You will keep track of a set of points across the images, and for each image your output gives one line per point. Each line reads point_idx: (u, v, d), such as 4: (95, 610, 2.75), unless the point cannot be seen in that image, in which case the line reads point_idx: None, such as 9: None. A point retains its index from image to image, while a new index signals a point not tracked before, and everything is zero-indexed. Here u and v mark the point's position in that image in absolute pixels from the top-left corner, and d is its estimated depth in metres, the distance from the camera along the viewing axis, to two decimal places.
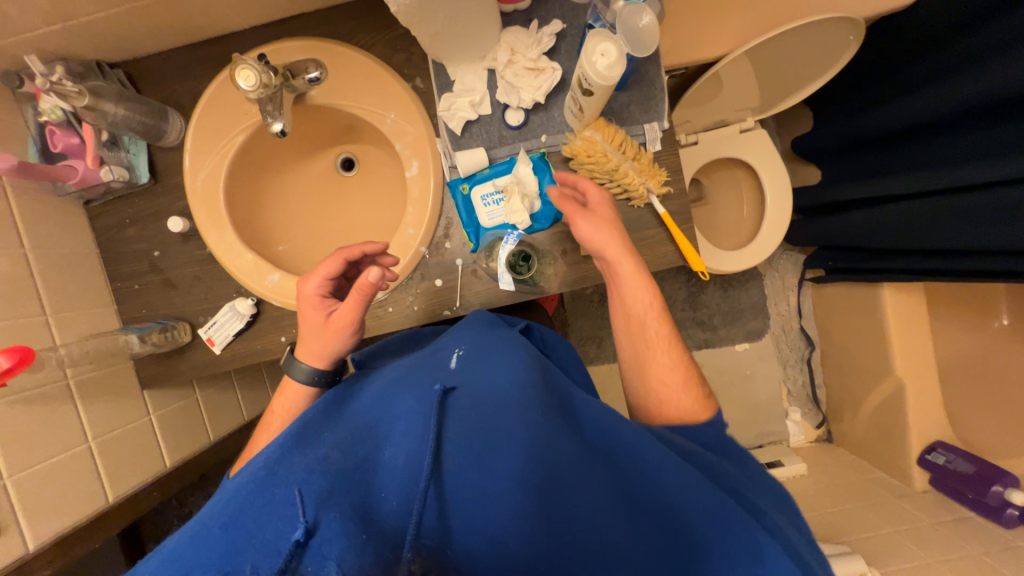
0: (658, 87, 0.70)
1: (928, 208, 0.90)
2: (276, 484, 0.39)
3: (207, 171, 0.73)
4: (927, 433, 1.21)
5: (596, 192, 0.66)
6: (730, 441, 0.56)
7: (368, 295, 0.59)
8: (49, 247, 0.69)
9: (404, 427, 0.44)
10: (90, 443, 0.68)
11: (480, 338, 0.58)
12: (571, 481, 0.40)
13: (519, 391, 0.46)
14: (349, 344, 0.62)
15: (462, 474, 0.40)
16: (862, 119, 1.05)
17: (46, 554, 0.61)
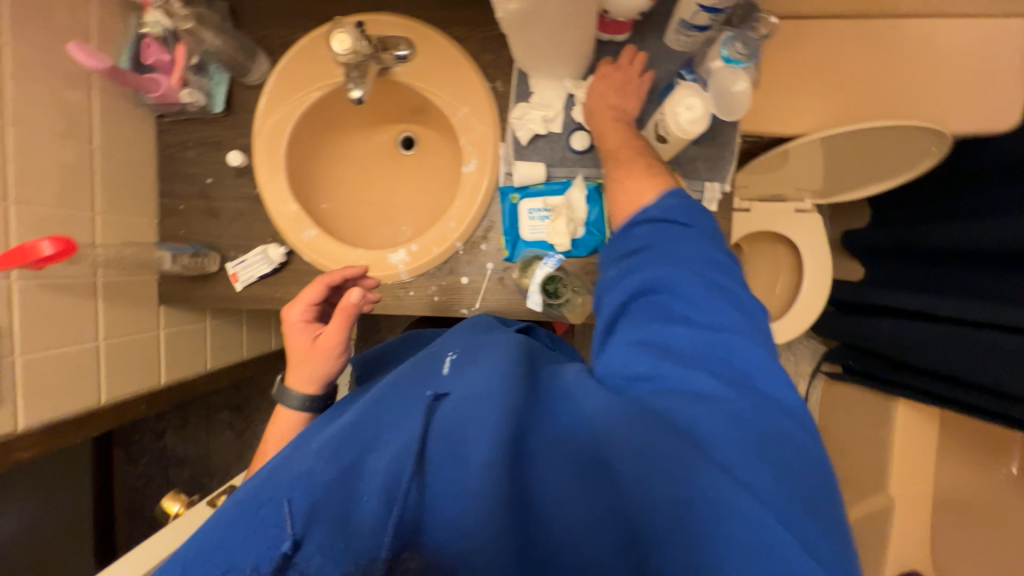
0: (729, 149, 0.70)
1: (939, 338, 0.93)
2: (260, 502, 0.38)
3: (278, 117, 0.75)
4: (904, 560, 1.17)
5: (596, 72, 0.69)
6: (725, 277, 0.47)
7: (350, 315, 0.60)
8: (115, 151, 0.72)
9: (393, 430, 0.42)
10: (100, 343, 0.70)
11: (474, 338, 0.55)
12: (552, 473, 0.38)
13: (506, 381, 0.42)
14: (337, 366, 0.62)
15: (442, 471, 0.39)
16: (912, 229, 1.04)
17: (31, 436, 0.63)
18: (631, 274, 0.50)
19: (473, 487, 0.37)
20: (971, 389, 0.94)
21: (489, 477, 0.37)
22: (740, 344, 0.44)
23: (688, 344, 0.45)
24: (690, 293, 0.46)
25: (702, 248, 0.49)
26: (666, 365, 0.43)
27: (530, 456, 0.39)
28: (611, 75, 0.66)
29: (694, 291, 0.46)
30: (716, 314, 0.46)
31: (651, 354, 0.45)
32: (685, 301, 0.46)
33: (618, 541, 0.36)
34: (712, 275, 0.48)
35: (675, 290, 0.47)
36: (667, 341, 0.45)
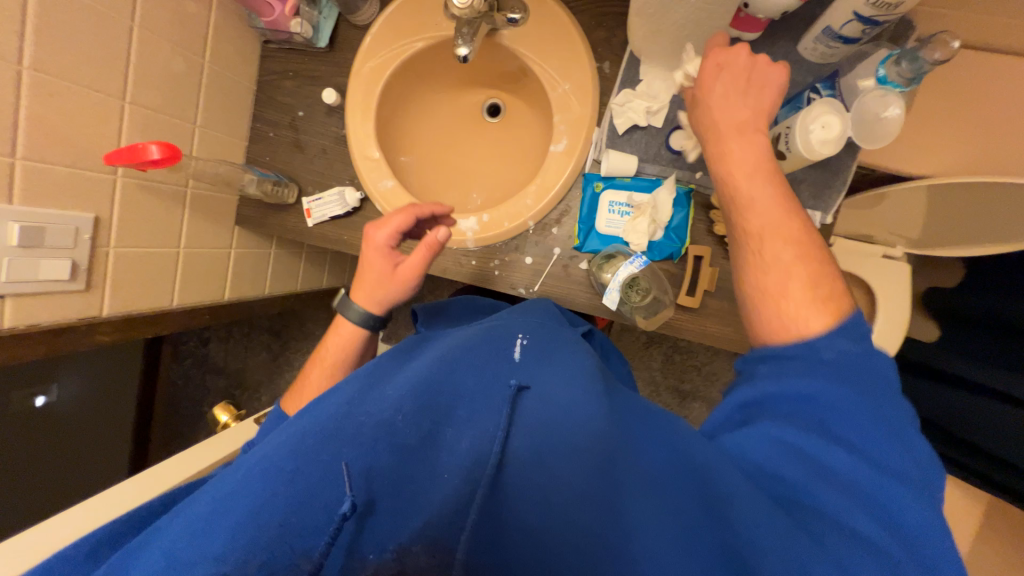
0: (841, 178, 0.65)
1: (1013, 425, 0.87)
2: (341, 439, 0.42)
3: (377, 62, 0.75)
4: None
5: (739, 52, 0.55)
6: (889, 396, 0.44)
7: (433, 253, 0.66)
8: (220, 69, 0.74)
9: (468, 412, 0.46)
10: (179, 250, 0.74)
11: (546, 342, 0.58)
12: (650, 540, 0.37)
13: (600, 412, 0.44)
14: (403, 296, 0.69)
15: (523, 483, 0.41)
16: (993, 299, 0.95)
17: (114, 323, 0.67)
18: (783, 376, 0.47)
19: (563, 523, 0.38)
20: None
21: (582, 518, 0.38)
22: (908, 496, 0.39)
23: (845, 467, 0.40)
24: (844, 397, 0.43)
25: (888, 374, 0.45)
26: (792, 462, 0.41)
27: (615, 493, 0.39)
28: (733, 63, 0.55)
29: (851, 399, 0.43)
30: (879, 447, 0.41)
31: (788, 456, 0.42)
32: (841, 417, 0.43)
33: None
34: (879, 402, 0.43)
35: (826, 395, 0.44)
36: (817, 454, 0.41)
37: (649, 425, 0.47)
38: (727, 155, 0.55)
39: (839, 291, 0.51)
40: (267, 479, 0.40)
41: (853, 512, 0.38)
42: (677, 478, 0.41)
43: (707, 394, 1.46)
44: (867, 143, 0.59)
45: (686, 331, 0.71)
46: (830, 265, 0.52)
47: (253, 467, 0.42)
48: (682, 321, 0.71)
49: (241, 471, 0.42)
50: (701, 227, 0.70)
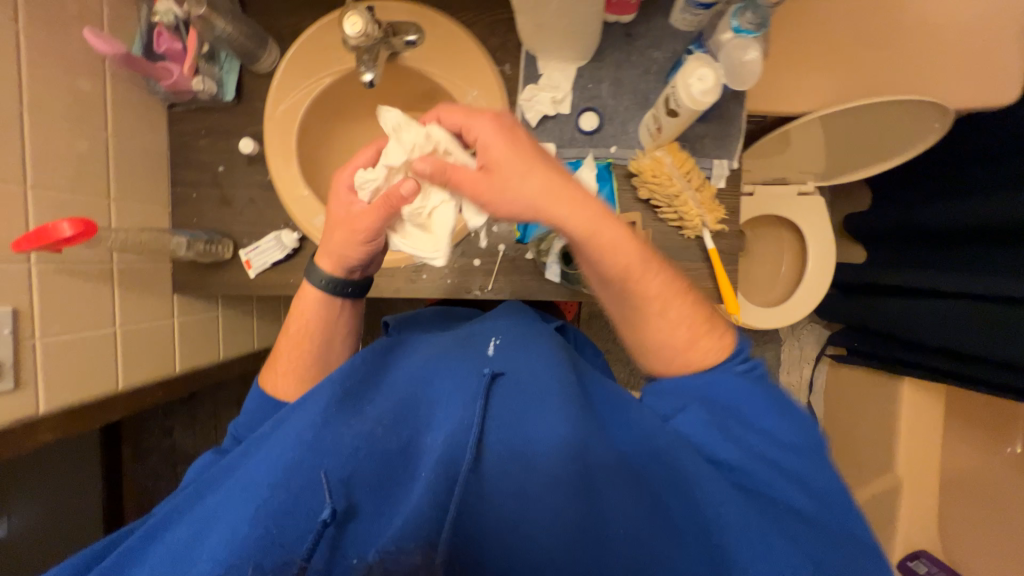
0: (736, 126, 0.72)
1: (935, 312, 0.96)
2: (319, 458, 0.49)
3: (289, 103, 0.76)
4: (914, 539, 1.19)
5: (482, 126, 0.55)
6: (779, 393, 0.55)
7: (390, 206, 0.57)
8: (127, 139, 0.73)
9: (443, 415, 0.54)
10: (116, 328, 0.71)
11: (516, 331, 0.65)
12: (612, 511, 0.45)
13: (564, 392, 0.53)
14: (357, 254, 0.62)
15: (498, 475, 0.47)
16: (914, 210, 1.05)
17: (52, 420, 0.62)
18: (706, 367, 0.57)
19: (535, 505, 0.45)
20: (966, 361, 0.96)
21: (556, 501, 0.45)
22: (807, 465, 0.49)
23: (760, 443, 0.50)
24: (749, 391, 0.53)
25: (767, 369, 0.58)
26: (721, 442, 0.50)
27: (588, 475, 0.47)
28: (488, 141, 0.54)
29: (760, 392, 0.54)
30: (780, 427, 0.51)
31: (716, 434, 0.51)
32: (751, 407, 0.53)
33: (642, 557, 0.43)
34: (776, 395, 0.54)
35: (742, 390, 0.53)
36: (739, 432, 0.51)
37: (615, 409, 0.55)
38: (594, 231, 0.55)
39: (713, 326, 0.59)
40: (254, 494, 0.47)
41: (768, 476, 0.48)
42: (634, 456, 0.49)
43: None
44: (734, 87, 0.66)
45: None
46: (700, 303, 0.59)
47: (236, 487, 0.48)
48: None
49: (236, 484, 0.49)
50: (629, 196, 0.74)
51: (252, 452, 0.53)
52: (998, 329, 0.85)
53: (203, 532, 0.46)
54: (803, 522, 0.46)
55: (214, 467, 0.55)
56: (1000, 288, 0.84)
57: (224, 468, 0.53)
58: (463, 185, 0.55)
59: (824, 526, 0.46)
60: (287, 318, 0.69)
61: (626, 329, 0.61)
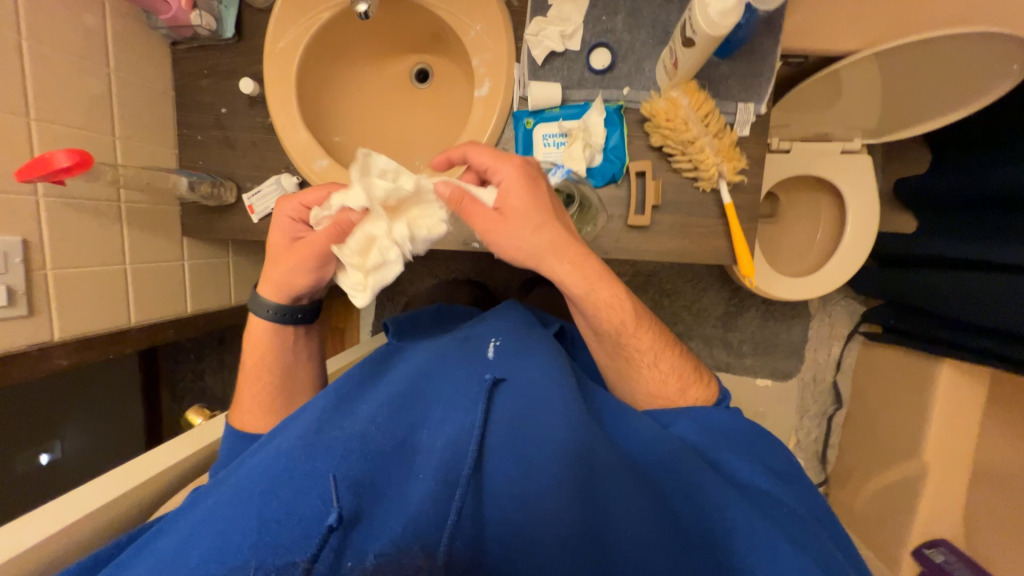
0: (767, 65, 0.64)
1: (981, 285, 0.86)
2: (322, 453, 0.54)
3: (288, 39, 0.73)
4: (935, 527, 1.14)
5: (509, 170, 0.61)
6: (739, 417, 0.70)
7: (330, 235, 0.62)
8: (130, 77, 0.73)
9: (442, 419, 0.62)
10: (126, 266, 0.73)
11: (511, 339, 0.75)
12: (605, 509, 0.53)
13: (559, 396, 0.63)
14: (294, 278, 0.68)
15: (500, 473, 0.55)
16: (978, 171, 0.92)
17: (68, 345, 0.66)
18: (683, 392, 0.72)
19: (537, 508, 0.52)
20: (993, 338, 0.89)
21: (557, 503, 0.52)
22: (764, 459, 0.65)
23: (723, 449, 0.64)
24: (726, 416, 0.69)
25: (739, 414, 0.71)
26: (695, 440, 0.65)
27: (588, 471, 0.55)
28: (511, 189, 0.60)
29: (724, 415, 0.69)
30: (732, 433, 0.67)
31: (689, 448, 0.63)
32: (720, 419, 0.68)
33: (642, 537, 0.51)
34: (738, 422, 0.69)
35: (716, 414, 0.69)
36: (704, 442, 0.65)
37: (609, 421, 0.67)
38: (592, 291, 0.65)
39: (698, 368, 0.75)
40: (261, 494, 0.51)
41: (735, 466, 0.62)
42: (621, 460, 0.59)
43: (701, 330, 1.47)
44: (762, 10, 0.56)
45: (644, 251, 0.71)
46: (684, 353, 0.74)
47: (244, 484, 0.53)
48: (638, 241, 0.70)
49: (250, 473, 0.54)
50: (640, 144, 0.68)
51: (265, 450, 0.59)
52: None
53: (193, 539, 0.48)
54: (763, 496, 0.59)
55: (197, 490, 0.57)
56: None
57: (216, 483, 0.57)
58: (474, 218, 0.61)
59: (780, 502, 0.59)
60: (243, 354, 0.75)
61: (624, 374, 0.74)
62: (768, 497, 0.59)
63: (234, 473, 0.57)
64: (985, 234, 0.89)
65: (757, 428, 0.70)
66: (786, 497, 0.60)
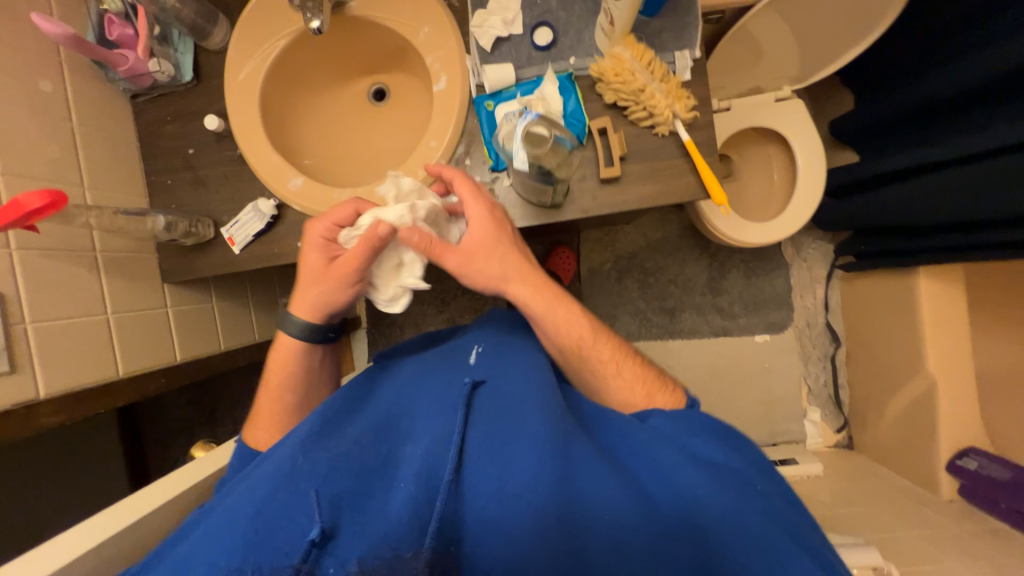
0: (692, 14, 0.71)
1: (957, 179, 0.90)
2: (302, 477, 0.54)
3: (248, 72, 0.76)
4: (960, 438, 1.15)
5: (474, 209, 0.68)
6: (723, 425, 0.64)
7: (372, 245, 0.63)
8: (93, 132, 0.74)
9: (422, 430, 0.61)
10: (109, 316, 0.71)
11: (493, 342, 0.75)
12: (582, 499, 0.51)
13: (537, 392, 0.62)
14: (341, 297, 0.69)
15: (477, 478, 0.54)
16: (922, 85, 0.99)
17: (55, 402, 0.62)
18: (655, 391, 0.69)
19: (512, 500, 0.52)
20: (962, 230, 0.96)
21: (533, 494, 0.51)
22: (752, 457, 0.61)
23: (712, 439, 0.60)
24: (708, 417, 0.64)
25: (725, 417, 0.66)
26: (684, 431, 0.60)
27: (568, 469, 0.53)
28: (479, 224, 0.67)
29: (707, 416, 0.64)
30: (721, 428, 0.63)
31: (679, 435, 0.60)
32: (702, 416, 0.64)
33: (619, 534, 0.49)
34: (720, 422, 0.64)
35: (699, 414, 0.64)
36: (695, 434, 0.60)
37: (593, 417, 0.65)
38: (551, 308, 0.70)
39: (663, 379, 0.72)
40: (243, 520, 0.51)
41: (729, 456, 0.58)
42: (604, 457, 0.57)
43: (691, 300, 1.51)
44: None
45: (622, 203, 0.74)
46: (652, 362, 0.74)
47: (224, 516, 0.52)
48: (614, 194, 0.74)
49: (233, 502, 0.54)
50: (596, 105, 0.73)
51: (252, 475, 0.58)
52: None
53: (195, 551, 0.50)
54: (754, 486, 0.55)
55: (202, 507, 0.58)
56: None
57: (208, 509, 0.56)
58: (446, 257, 0.67)
59: (772, 496, 0.55)
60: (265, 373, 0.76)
61: (597, 378, 0.71)
62: (754, 487, 0.55)
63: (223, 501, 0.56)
64: (942, 136, 0.97)
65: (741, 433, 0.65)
66: (767, 484, 0.57)
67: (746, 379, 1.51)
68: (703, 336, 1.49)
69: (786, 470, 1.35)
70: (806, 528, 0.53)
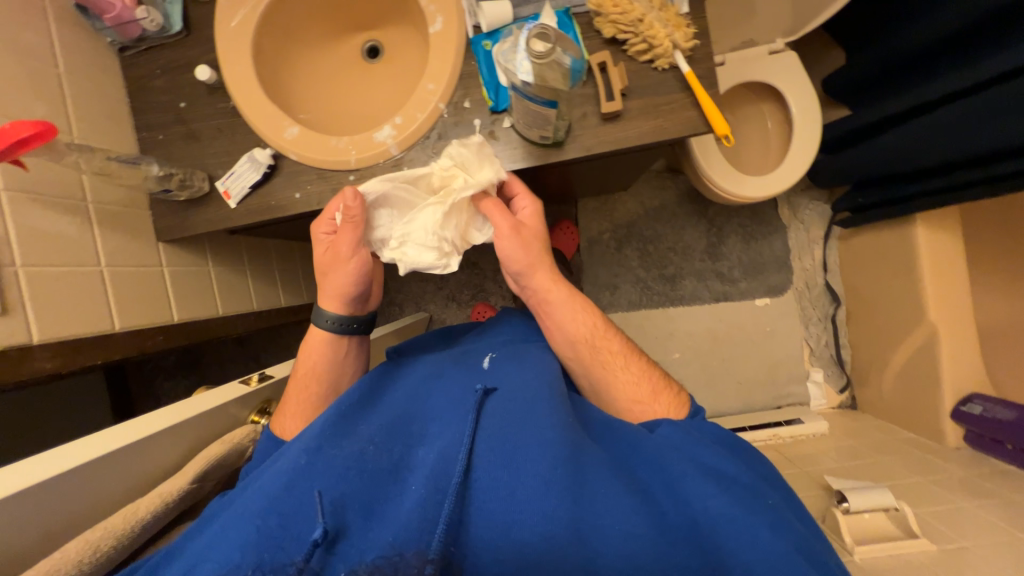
0: None
1: (969, 109, 0.88)
2: (313, 476, 0.53)
3: (240, 19, 0.75)
4: (963, 385, 1.16)
5: (528, 206, 0.74)
6: (729, 434, 0.65)
7: (353, 216, 0.67)
8: (80, 82, 0.72)
9: (434, 433, 0.60)
10: (103, 269, 0.69)
11: (507, 349, 0.76)
12: (593, 508, 0.50)
13: (548, 394, 0.62)
14: (351, 274, 0.69)
15: (487, 482, 0.52)
16: (925, 23, 0.98)
17: (50, 347, 0.61)
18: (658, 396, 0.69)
19: (523, 506, 0.50)
20: (966, 168, 0.95)
21: (544, 500, 0.49)
22: (761, 473, 0.60)
23: (722, 449, 0.59)
24: (716, 428, 0.64)
25: (731, 432, 0.65)
26: (693, 435, 0.60)
27: (579, 474, 0.52)
28: (527, 214, 0.74)
29: (716, 428, 0.64)
30: (728, 440, 0.63)
31: (690, 440, 0.59)
32: (710, 427, 0.64)
33: (632, 541, 0.47)
34: (725, 431, 0.64)
35: (706, 424, 0.65)
36: (704, 441, 0.59)
37: (605, 421, 0.64)
38: (572, 297, 0.74)
39: (673, 385, 0.72)
40: (248, 520, 0.49)
41: (740, 466, 0.57)
42: (614, 464, 0.56)
43: (691, 267, 1.51)
44: None
45: (624, 139, 0.73)
46: (655, 365, 0.74)
47: (234, 514, 0.51)
48: (615, 130, 0.73)
49: (244, 497, 0.53)
50: (595, 42, 0.73)
51: (264, 469, 0.57)
52: None
53: (204, 555, 0.47)
54: (767, 497, 0.54)
55: (216, 500, 0.56)
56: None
57: (221, 502, 0.54)
58: (496, 217, 0.69)
59: (782, 508, 0.54)
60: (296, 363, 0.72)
61: (604, 383, 0.72)
62: (761, 493, 0.54)
63: (244, 488, 0.55)
64: (950, 70, 0.95)
65: (750, 445, 0.66)
66: (778, 500, 0.56)
67: (748, 343, 1.51)
68: (704, 302, 1.49)
69: (792, 430, 1.35)
70: (815, 543, 0.52)
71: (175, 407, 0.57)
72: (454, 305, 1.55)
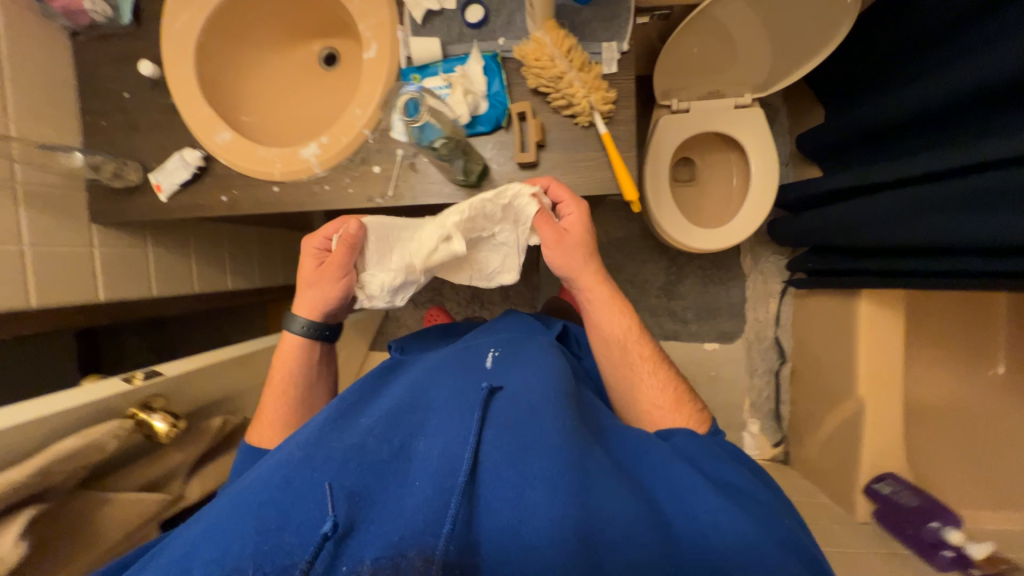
0: (624, 7, 0.71)
1: (916, 200, 0.84)
2: (315, 466, 0.53)
3: (184, 21, 0.77)
4: (882, 463, 1.14)
5: (573, 215, 0.71)
6: (727, 444, 0.67)
7: (352, 243, 0.69)
8: (24, 64, 0.75)
9: (438, 426, 0.59)
10: (23, 247, 0.73)
11: (512, 347, 0.76)
12: (599, 509, 0.49)
13: (552, 394, 0.61)
14: (333, 292, 0.74)
15: (489, 484, 0.52)
16: (897, 97, 0.94)
17: None
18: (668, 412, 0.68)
19: (531, 508, 0.49)
20: (909, 257, 0.93)
21: (549, 502, 0.49)
22: (762, 485, 0.61)
23: (723, 463, 0.60)
24: (722, 444, 0.65)
25: (730, 444, 0.67)
26: (696, 450, 0.61)
27: (585, 479, 0.51)
28: (572, 220, 0.71)
29: (722, 441, 0.65)
30: (729, 451, 0.65)
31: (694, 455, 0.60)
32: (710, 437, 0.65)
33: (644, 546, 0.47)
34: (740, 453, 0.66)
35: (715, 437, 0.65)
36: (706, 458, 0.60)
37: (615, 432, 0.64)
38: (609, 302, 0.75)
39: (696, 405, 0.72)
40: (253, 510, 0.49)
41: (740, 478, 0.58)
42: (620, 471, 0.56)
43: (646, 301, 1.51)
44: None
45: None
46: (678, 376, 0.74)
47: (235, 501, 0.51)
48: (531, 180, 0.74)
49: (243, 488, 0.53)
50: (521, 88, 0.73)
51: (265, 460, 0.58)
52: (986, 209, 0.71)
53: (199, 544, 0.48)
54: (766, 507, 0.55)
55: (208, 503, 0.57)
56: (984, 154, 0.71)
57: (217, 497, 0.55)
58: (542, 234, 0.70)
59: (782, 518, 0.55)
60: (272, 369, 0.80)
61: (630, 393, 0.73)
62: (767, 511, 0.55)
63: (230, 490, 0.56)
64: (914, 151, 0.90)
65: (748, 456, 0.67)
66: (782, 511, 0.57)
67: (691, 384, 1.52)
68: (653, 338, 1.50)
69: None
70: (816, 552, 0.54)
71: (61, 396, 0.62)
72: (411, 304, 1.59)
